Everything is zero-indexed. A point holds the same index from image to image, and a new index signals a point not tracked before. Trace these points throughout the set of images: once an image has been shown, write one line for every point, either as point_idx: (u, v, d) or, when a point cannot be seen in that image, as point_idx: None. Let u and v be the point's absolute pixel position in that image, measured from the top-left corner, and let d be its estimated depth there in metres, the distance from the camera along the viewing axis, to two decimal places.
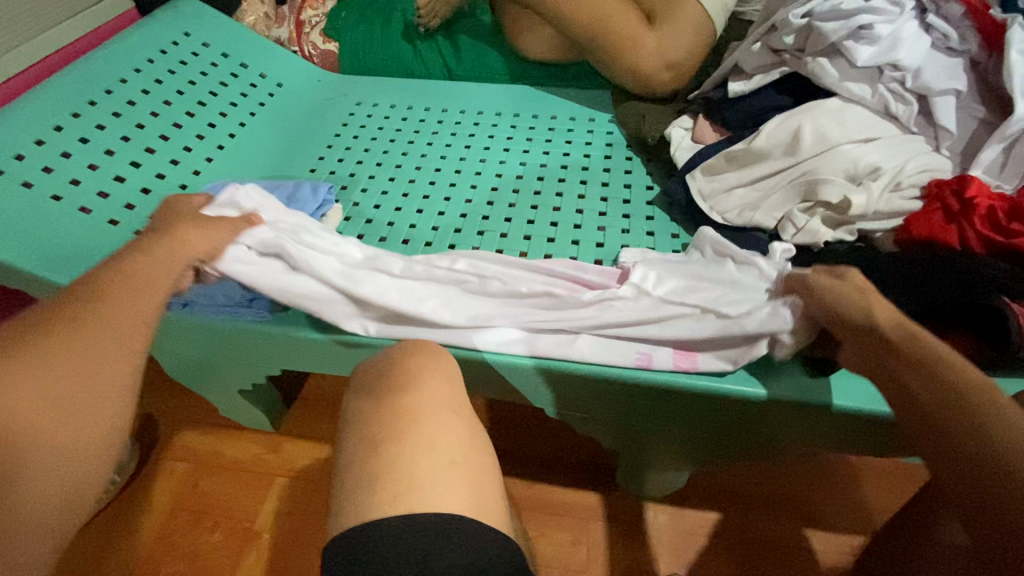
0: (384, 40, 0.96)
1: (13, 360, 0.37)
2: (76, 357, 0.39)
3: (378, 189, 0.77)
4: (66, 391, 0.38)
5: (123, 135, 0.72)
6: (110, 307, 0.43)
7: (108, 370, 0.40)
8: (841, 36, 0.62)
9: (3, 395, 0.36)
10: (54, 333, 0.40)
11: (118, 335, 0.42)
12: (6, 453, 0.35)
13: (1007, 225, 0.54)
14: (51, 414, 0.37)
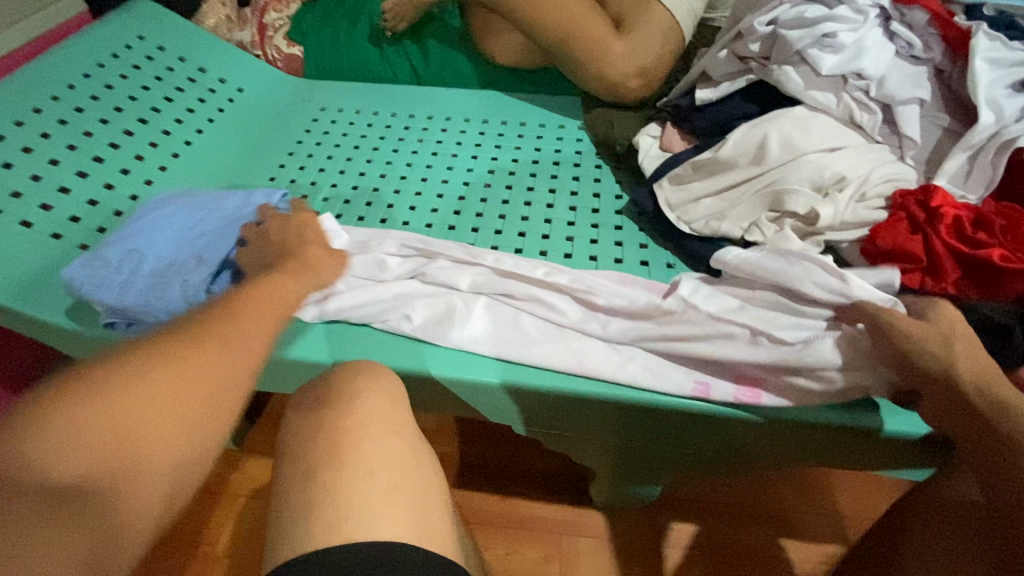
0: (350, 45, 0.96)
1: (149, 365, 0.35)
2: (171, 402, 0.34)
3: (343, 201, 0.76)
4: (148, 433, 0.33)
5: (69, 143, 0.72)
6: (216, 352, 0.38)
7: (205, 419, 0.35)
8: (806, 44, 0.61)
9: (140, 394, 0.34)
10: (157, 374, 0.35)
11: (223, 385, 0.37)
12: (120, 457, 0.32)
13: (973, 234, 0.51)
14: (172, 427, 0.34)
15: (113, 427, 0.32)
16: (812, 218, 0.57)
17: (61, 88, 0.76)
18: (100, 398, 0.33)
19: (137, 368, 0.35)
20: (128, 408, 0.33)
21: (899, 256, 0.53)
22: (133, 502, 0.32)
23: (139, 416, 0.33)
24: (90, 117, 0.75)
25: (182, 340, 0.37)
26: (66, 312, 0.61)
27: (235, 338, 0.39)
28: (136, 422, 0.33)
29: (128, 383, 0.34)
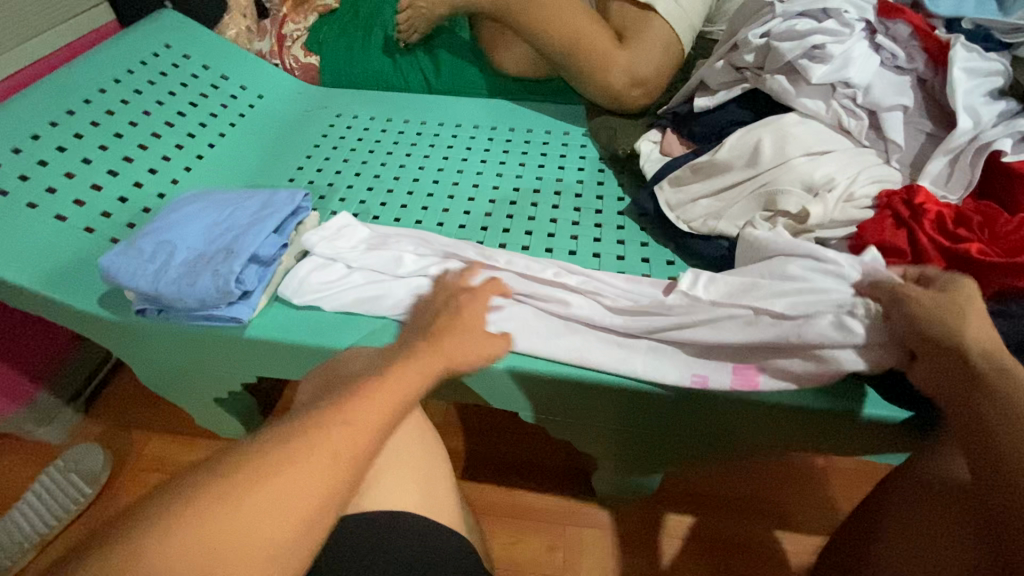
0: (364, 54, 1.00)
1: (271, 450, 0.33)
2: (250, 533, 0.30)
3: (358, 201, 0.80)
4: (251, 513, 0.31)
5: (101, 144, 0.76)
6: (312, 465, 0.33)
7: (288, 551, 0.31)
8: (797, 55, 0.65)
9: (252, 472, 0.32)
10: (247, 494, 0.31)
11: (313, 504, 0.32)
12: (214, 537, 0.30)
13: (954, 230, 0.54)
14: (271, 513, 0.31)
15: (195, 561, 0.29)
16: (802, 216, 0.61)
17: (93, 92, 0.80)
18: (217, 479, 0.31)
19: (230, 483, 0.31)
20: (212, 541, 0.30)
21: (885, 250, 0.56)
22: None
23: (218, 549, 0.30)
24: (120, 119, 0.80)
25: (282, 451, 0.33)
26: (99, 301, 0.65)
27: (340, 443, 0.34)
28: (218, 554, 0.29)
29: (216, 507, 0.30)
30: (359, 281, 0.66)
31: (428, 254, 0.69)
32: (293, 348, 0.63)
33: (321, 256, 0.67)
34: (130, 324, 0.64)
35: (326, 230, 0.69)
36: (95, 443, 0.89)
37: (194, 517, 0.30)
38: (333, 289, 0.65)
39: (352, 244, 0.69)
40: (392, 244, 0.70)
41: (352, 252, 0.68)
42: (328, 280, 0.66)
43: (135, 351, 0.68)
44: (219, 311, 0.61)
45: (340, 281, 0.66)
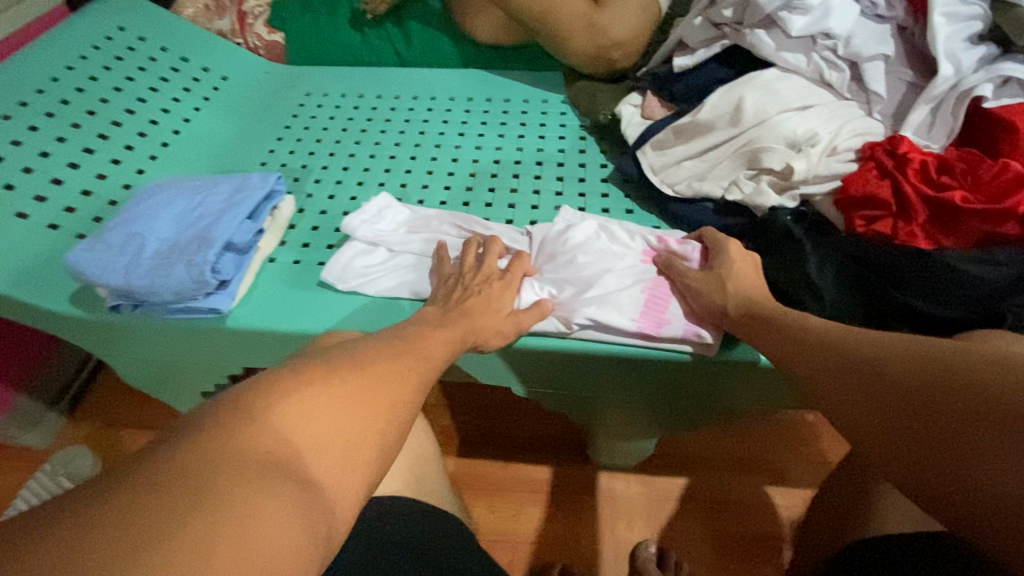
0: (331, 29, 0.96)
1: (392, 364, 0.41)
2: (353, 419, 0.35)
3: (334, 182, 0.78)
4: (373, 395, 0.37)
5: (59, 135, 0.72)
6: (398, 377, 0.40)
7: (388, 434, 0.36)
8: (775, 7, 0.63)
9: (378, 371, 0.40)
10: (355, 388, 0.37)
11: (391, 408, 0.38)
12: (347, 395, 0.36)
13: (937, 178, 0.54)
14: (385, 401, 0.38)
15: (332, 429, 0.33)
16: (787, 173, 0.60)
17: (45, 81, 0.76)
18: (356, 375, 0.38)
19: (340, 374, 0.37)
20: (335, 415, 0.34)
21: (872, 203, 0.56)
22: (345, 497, 0.32)
23: (345, 425, 0.34)
24: (76, 108, 0.76)
25: (373, 364, 0.40)
26: (70, 299, 0.62)
27: (407, 363, 0.42)
28: (336, 436, 0.33)
29: (330, 393, 0.36)
30: (401, 265, 0.66)
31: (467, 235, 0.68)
32: (278, 335, 0.62)
33: (363, 241, 0.67)
34: (105, 321, 0.62)
35: (371, 210, 0.69)
36: (83, 445, 0.87)
37: (314, 396, 0.35)
38: (374, 273, 0.65)
39: (392, 227, 0.69)
40: (432, 225, 0.69)
41: (393, 233, 0.68)
42: (369, 260, 0.66)
43: (115, 350, 0.66)
44: (197, 302, 0.59)
45: (376, 261, 0.66)
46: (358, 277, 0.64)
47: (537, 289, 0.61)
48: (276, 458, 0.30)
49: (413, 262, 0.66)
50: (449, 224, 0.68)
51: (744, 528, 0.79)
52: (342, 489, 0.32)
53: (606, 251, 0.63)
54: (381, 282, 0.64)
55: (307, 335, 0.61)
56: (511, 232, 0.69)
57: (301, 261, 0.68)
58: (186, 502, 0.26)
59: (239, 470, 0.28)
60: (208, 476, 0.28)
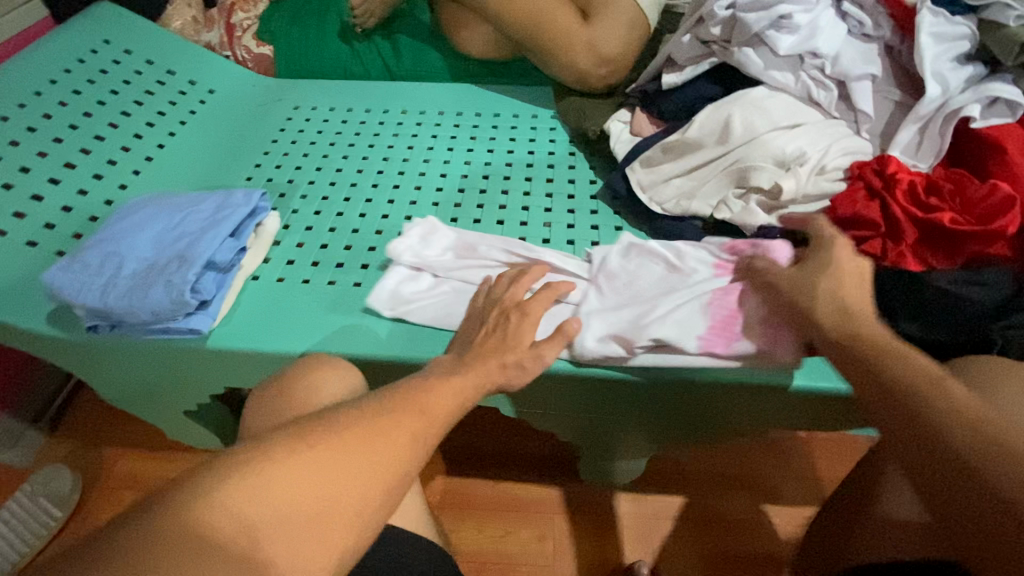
0: (321, 42, 0.96)
1: (388, 423, 0.39)
2: (320, 498, 0.35)
3: (320, 198, 0.77)
4: (348, 475, 0.36)
5: (39, 150, 0.71)
6: (387, 434, 0.38)
7: (364, 510, 0.36)
8: (763, 26, 0.63)
9: (371, 434, 0.38)
10: (335, 460, 0.36)
11: (370, 485, 0.36)
12: (317, 472, 0.35)
13: (925, 199, 0.54)
14: (363, 481, 0.36)
15: (294, 504, 0.34)
16: (776, 192, 0.60)
17: (27, 95, 0.75)
18: (336, 444, 0.37)
19: (320, 439, 0.37)
20: (299, 490, 0.34)
21: (861, 223, 0.55)
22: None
23: (309, 499, 0.34)
24: (59, 123, 0.75)
25: (365, 425, 0.38)
26: (47, 319, 0.61)
27: (405, 419, 0.39)
28: (297, 515, 0.34)
29: (300, 463, 0.35)
30: (446, 291, 0.64)
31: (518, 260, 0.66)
32: (260, 356, 0.60)
33: (408, 266, 0.65)
34: (83, 342, 0.61)
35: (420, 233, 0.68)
36: (63, 464, 0.85)
37: (289, 468, 0.35)
38: (419, 300, 0.63)
39: (439, 252, 0.67)
40: (480, 250, 0.67)
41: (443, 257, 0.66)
42: (416, 286, 0.64)
43: (95, 370, 0.65)
44: (177, 323, 0.58)
45: (426, 287, 0.64)
46: (407, 305, 0.62)
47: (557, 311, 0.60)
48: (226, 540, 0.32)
49: (459, 290, 0.64)
50: (497, 250, 0.66)
51: (739, 547, 0.78)
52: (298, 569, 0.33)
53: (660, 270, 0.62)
54: (428, 309, 0.62)
55: (290, 355, 0.60)
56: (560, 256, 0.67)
57: (286, 278, 0.67)
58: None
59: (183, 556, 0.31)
60: (158, 553, 0.30)
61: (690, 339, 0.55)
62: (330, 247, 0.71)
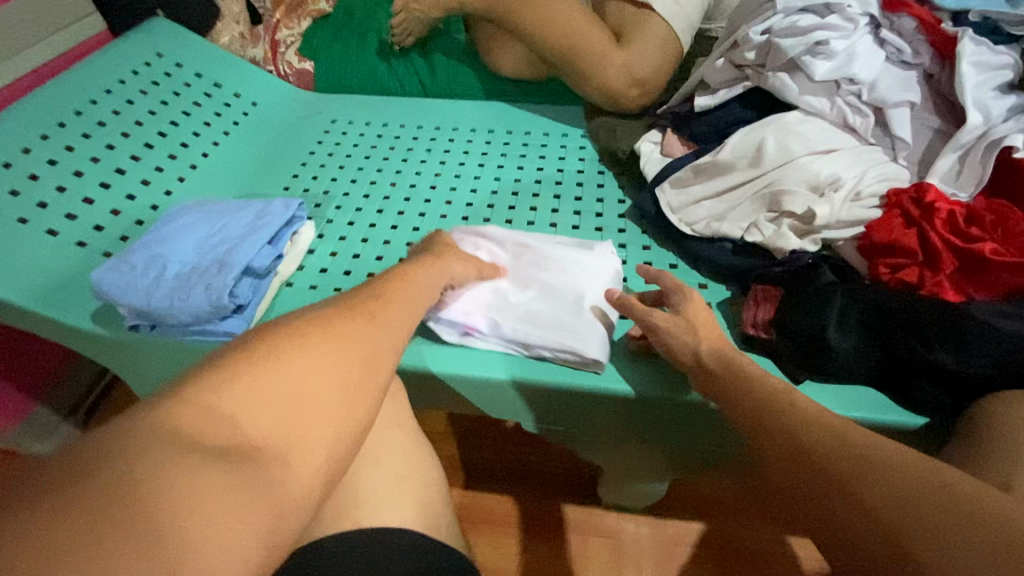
0: (360, 59, 1.00)
1: (335, 320, 0.38)
2: (309, 384, 0.33)
3: (354, 209, 0.79)
4: (324, 360, 0.34)
5: (93, 156, 0.75)
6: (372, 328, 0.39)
7: (363, 383, 0.35)
8: (799, 52, 0.63)
9: (327, 331, 0.36)
10: (308, 349, 0.34)
11: (353, 371, 0.35)
12: (284, 366, 0.33)
13: (966, 229, 0.53)
14: (341, 372, 0.35)
15: (288, 394, 0.32)
16: (809, 217, 0.60)
17: (84, 103, 0.79)
18: (299, 344, 0.34)
19: (301, 327, 0.36)
20: (287, 377, 0.32)
21: (896, 250, 0.55)
22: (314, 456, 0.31)
23: (298, 383, 0.32)
24: (112, 131, 0.78)
25: (326, 321, 0.37)
26: (91, 317, 0.64)
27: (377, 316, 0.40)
28: (280, 410, 0.31)
29: (267, 359, 0.33)
30: (540, 312, 0.63)
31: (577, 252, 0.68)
32: None
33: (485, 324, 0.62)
34: (124, 340, 0.63)
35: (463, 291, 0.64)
36: None
37: (252, 378, 0.31)
38: (531, 333, 0.61)
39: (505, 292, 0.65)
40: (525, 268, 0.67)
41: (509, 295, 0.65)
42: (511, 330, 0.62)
43: (134, 368, 0.68)
44: (213, 326, 0.60)
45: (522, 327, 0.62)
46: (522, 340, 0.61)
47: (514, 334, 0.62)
48: (224, 441, 0.28)
49: (548, 303, 0.64)
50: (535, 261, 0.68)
51: None
52: (301, 455, 0.30)
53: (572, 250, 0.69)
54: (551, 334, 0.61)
55: None
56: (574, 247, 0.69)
57: (319, 285, 0.69)
58: (134, 513, 0.24)
59: (191, 456, 0.27)
60: (124, 501, 0.24)
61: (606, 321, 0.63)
62: (362, 257, 0.72)
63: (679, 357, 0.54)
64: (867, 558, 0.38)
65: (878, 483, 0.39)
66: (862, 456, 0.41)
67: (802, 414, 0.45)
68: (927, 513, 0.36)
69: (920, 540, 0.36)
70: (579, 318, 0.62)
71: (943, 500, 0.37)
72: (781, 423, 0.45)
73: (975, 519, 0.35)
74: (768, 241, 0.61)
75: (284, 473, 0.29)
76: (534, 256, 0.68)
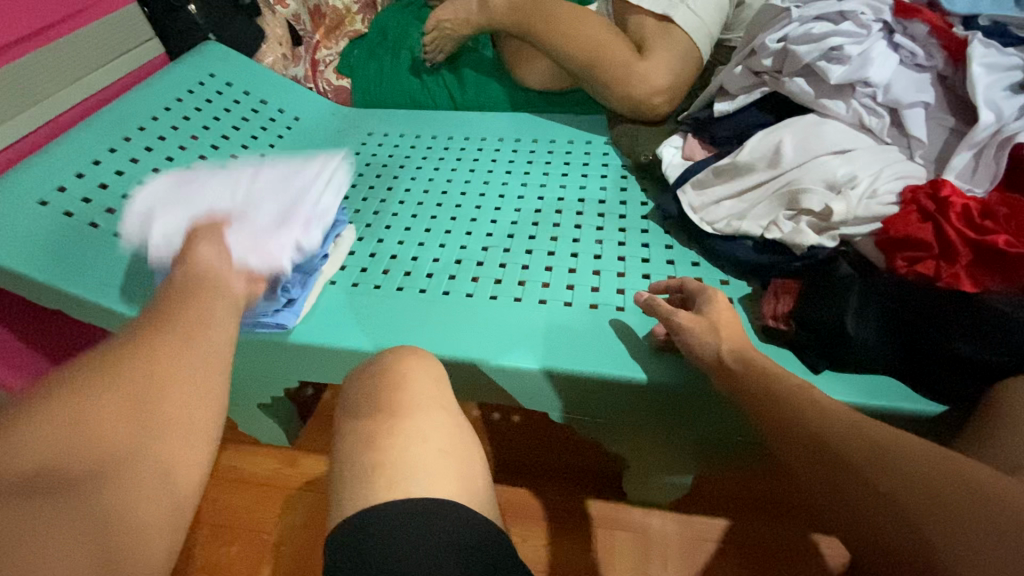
0: (394, 74, 1.07)
1: (131, 352, 0.40)
2: (135, 407, 0.36)
3: (390, 213, 0.84)
4: (152, 389, 0.38)
5: (153, 167, 0.82)
6: (177, 355, 0.41)
7: (193, 404, 0.39)
8: (814, 57, 0.66)
9: (137, 365, 0.39)
10: (118, 382, 0.37)
11: (183, 392, 0.39)
12: (98, 402, 0.35)
13: (980, 222, 0.54)
14: (167, 393, 0.38)
15: (118, 415, 0.35)
16: (826, 214, 0.62)
17: (146, 120, 0.86)
18: (105, 385, 0.36)
19: (108, 370, 0.38)
20: (111, 406, 0.36)
21: (912, 244, 0.56)
22: (175, 450, 0.36)
23: (133, 396, 0.37)
24: (171, 144, 0.86)
25: (133, 352, 0.40)
26: None
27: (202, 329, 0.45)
28: (116, 436, 0.34)
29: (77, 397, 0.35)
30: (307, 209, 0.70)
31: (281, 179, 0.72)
32: (334, 351, 0.67)
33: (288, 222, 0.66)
34: None
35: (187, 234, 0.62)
36: None
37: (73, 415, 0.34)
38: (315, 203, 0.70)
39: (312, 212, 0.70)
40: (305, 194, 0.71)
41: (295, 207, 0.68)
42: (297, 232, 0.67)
43: None
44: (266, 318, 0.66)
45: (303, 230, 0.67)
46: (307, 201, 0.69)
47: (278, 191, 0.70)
48: (94, 461, 0.33)
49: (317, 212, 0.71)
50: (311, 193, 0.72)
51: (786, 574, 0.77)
52: (157, 456, 0.35)
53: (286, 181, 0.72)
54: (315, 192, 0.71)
55: (365, 353, 0.67)
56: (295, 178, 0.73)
57: (359, 284, 0.74)
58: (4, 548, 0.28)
59: (37, 496, 0.30)
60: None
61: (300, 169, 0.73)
62: (398, 257, 0.77)
63: (698, 349, 0.57)
64: (883, 541, 0.40)
65: (898, 469, 0.40)
66: (879, 445, 0.42)
67: (822, 411, 0.46)
68: (932, 496, 0.38)
69: (930, 527, 0.38)
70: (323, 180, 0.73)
71: (951, 485, 0.39)
72: (799, 420, 0.46)
73: (982, 505, 0.37)
74: (787, 237, 0.63)
75: (143, 482, 0.34)
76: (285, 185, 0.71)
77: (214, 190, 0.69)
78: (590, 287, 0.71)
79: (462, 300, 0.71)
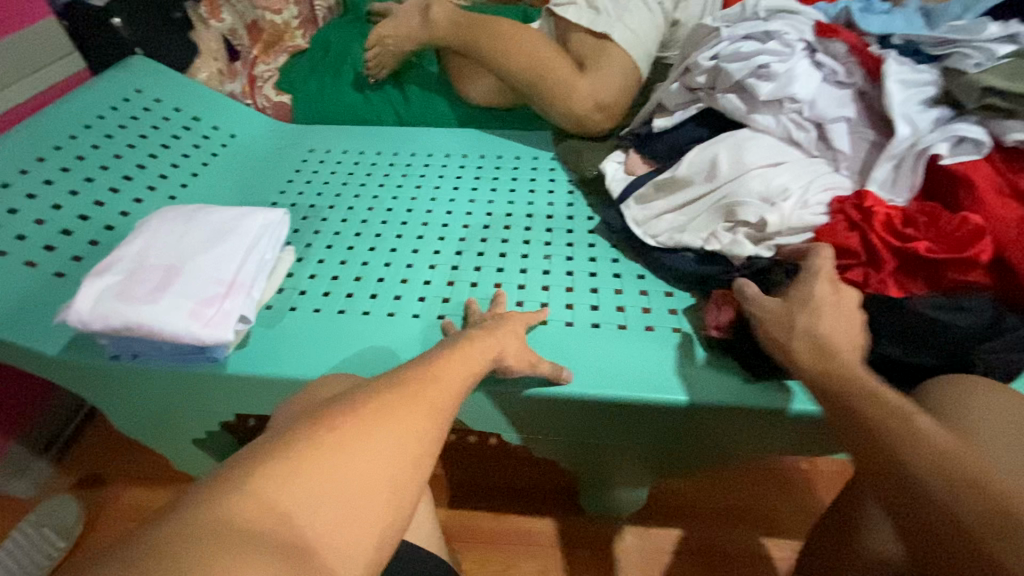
0: (336, 90, 1.04)
1: (374, 408, 0.40)
2: (358, 466, 0.36)
3: (332, 232, 0.81)
4: (369, 449, 0.37)
5: (71, 189, 0.76)
6: (394, 408, 0.40)
7: (404, 466, 0.38)
8: (744, 75, 0.68)
9: (371, 415, 0.39)
10: (365, 428, 0.38)
11: (397, 460, 0.38)
12: (335, 445, 0.36)
13: (903, 230, 0.57)
14: (388, 456, 0.37)
15: (333, 466, 0.35)
16: (761, 225, 0.63)
17: (64, 138, 0.80)
18: (335, 435, 0.37)
19: (334, 416, 0.39)
20: (348, 466, 0.36)
21: (841, 252, 0.59)
22: (343, 552, 0.33)
23: (363, 459, 0.37)
24: (91, 164, 0.80)
25: (375, 398, 0.41)
26: (67, 347, 0.64)
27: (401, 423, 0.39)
28: (336, 495, 0.34)
29: (314, 443, 0.36)
30: (238, 256, 0.65)
31: (209, 223, 0.68)
32: (269, 380, 0.64)
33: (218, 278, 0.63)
34: (104, 368, 0.64)
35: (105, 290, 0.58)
36: (70, 495, 0.87)
37: (307, 458, 0.35)
38: (250, 252, 0.66)
39: (244, 258, 0.65)
40: (235, 238, 0.66)
41: (226, 256, 0.64)
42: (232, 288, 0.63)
43: (114, 397, 0.68)
44: (196, 353, 0.62)
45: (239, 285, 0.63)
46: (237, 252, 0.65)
47: (204, 238, 0.66)
48: (283, 540, 0.31)
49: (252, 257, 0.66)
50: (248, 234, 0.67)
51: None
52: (351, 525, 0.34)
53: (211, 224, 0.67)
54: (248, 241, 0.67)
55: (304, 381, 0.64)
56: (224, 221, 0.68)
57: (298, 306, 0.71)
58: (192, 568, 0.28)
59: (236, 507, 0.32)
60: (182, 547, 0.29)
61: (233, 215, 0.69)
62: (341, 278, 0.75)
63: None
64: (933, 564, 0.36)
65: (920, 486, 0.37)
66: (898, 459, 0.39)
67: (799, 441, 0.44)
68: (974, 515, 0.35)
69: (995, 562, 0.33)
70: (250, 224, 0.68)
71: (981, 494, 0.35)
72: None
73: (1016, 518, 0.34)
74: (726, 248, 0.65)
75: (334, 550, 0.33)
76: (215, 230, 0.67)
77: (142, 248, 0.64)
78: (540, 302, 0.71)
79: (408, 321, 0.69)
